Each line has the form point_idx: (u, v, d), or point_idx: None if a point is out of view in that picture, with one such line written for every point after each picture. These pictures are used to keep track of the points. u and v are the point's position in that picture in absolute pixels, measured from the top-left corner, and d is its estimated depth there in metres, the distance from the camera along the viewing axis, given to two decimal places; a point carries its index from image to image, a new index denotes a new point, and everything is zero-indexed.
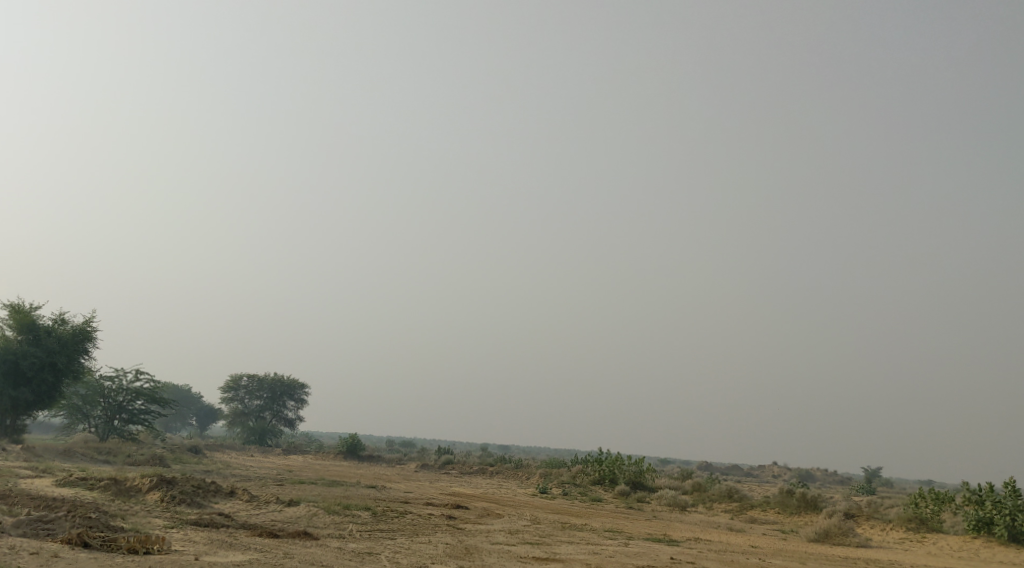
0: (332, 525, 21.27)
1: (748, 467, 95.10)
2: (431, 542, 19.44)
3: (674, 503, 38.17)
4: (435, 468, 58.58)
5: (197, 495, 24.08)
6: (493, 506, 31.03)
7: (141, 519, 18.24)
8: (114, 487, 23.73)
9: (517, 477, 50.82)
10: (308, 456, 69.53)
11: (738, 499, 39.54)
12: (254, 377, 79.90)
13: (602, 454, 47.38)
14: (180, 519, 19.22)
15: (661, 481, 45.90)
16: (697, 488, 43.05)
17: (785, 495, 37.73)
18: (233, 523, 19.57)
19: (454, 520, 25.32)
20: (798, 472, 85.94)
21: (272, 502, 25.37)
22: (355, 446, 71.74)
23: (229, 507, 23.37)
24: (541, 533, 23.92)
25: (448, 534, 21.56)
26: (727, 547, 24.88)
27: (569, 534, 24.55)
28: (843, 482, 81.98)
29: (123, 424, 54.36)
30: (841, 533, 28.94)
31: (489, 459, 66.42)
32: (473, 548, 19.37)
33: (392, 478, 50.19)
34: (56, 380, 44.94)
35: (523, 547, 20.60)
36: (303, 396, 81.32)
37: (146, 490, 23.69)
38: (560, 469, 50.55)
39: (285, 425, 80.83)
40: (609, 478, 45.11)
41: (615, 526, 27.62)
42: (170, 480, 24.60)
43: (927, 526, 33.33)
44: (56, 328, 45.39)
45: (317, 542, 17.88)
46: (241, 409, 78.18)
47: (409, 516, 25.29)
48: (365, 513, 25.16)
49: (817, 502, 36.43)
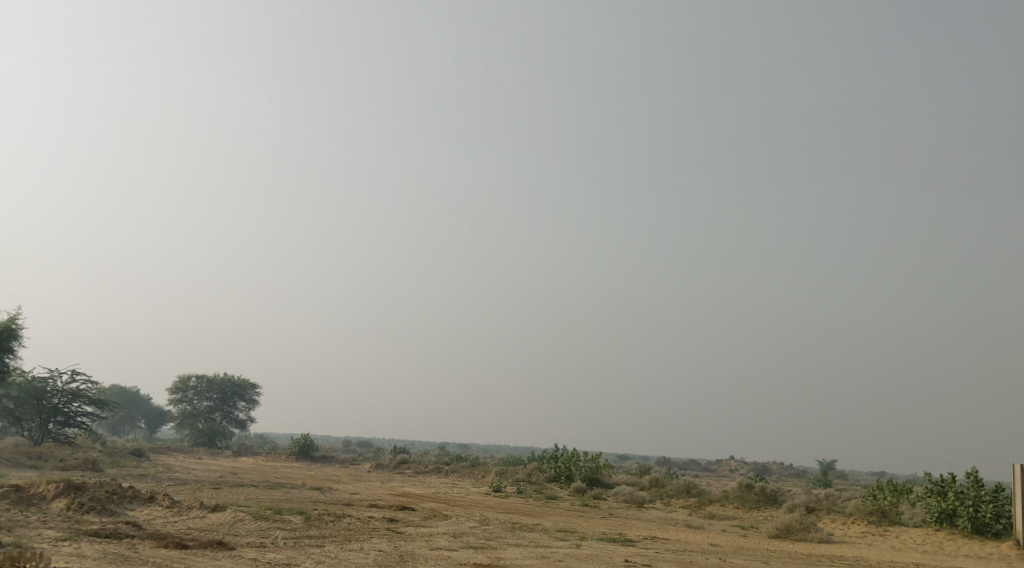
0: (255, 533, 19.30)
1: (706, 462, 94.52)
2: (362, 550, 17.53)
3: (631, 499, 36.83)
4: (389, 468, 56.59)
5: (110, 502, 22.06)
6: (440, 507, 29.24)
7: (29, 532, 16.26)
8: (15, 495, 21.51)
9: (473, 476, 49.08)
10: (258, 458, 67.07)
11: (697, 494, 38.25)
12: (203, 377, 77.14)
13: (558, 450, 45.84)
14: (78, 530, 17.24)
15: (618, 478, 44.51)
16: (654, 484, 41.73)
17: (743, 488, 36.49)
18: (140, 534, 17.56)
19: (395, 524, 23.46)
20: (756, 466, 85.25)
21: (196, 508, 23.34)
22: (307, 446, 69.39)
23: (146, 514, 21.41)
24: (487, 536, 22.12)
25: (384, 540, 19.64)
26: (686, 546, 23.22)
27: (518, 535, 22.86)
28: (800, 475, 81.63)
29: (59, 428, 51.47)
30: (802, 528, 27.53)
31: (446, 457, 64.71)
32: (409, 556, 17.45)
33: (342, 478, 48.02)
34: None
35: (464, 552, 18.73)
36: (254, 397, 78.73)
37: (52, 498, 21.59)
38: (516, 467, 48.90)
39: (235, 426, 78.18)
40: (565, 475, 43.63)
41: (568, 526, 26.02)
42: (79, 486, 22.41)
43: (888, 519, 32.17)
44: None
45: (231, 553, 15.89)
46: (190, 410, 75.33)
47: (346, 521, 23.33)
48: (298, 517, 23.16)
49: (776, 495, 35.22)
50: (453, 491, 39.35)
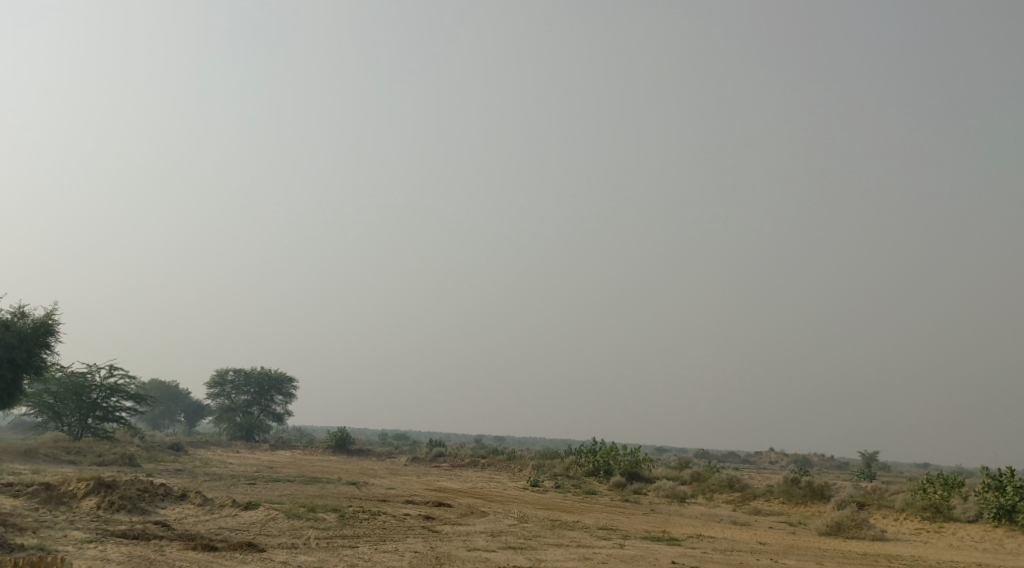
0: (287, 532, 18.66)
1: (745, 453, 93.04)
2: (398, 552, 16.74)
3: (673, 494, 35.89)
4: (426, 461, 56.00)
5: (141, 500, 21.59)
6: (477, 503, 28.49)
7: (56, 534, 15.72)
8: (44, 493, 21.07)
9: (510, 469, 48.36)
10: (295, 452, 66.86)
11: (740, 488, 37.22)
12: (241, 371, 77.24)
13: (596, 444, 44.93)
14: (106, 531, 16.67)
15: (659, 472, 43.50)
16: (696, 478, 40.71)
17: (789, 483, 35.44)
18: (169, 535, 16.96)
19: (430, 522, 22.74)
20: (796, 458, 83.76)
21: (227, 505, 22.80)
22: (343, 439, 69.07)
23: (177, 513, 20.90)
24: (526, 535, 21.24)
25: (419, 540, 18.86)
26: (733, 545, 22.17)
27: (558, 534, 21.97)
28: (843, 466, 80.11)
29: (97, 422, 51.49)
30: (855, 525, 26.38)
31: (482, 451, 63.96)
32: (445, 558, 16.57)
33: (379, 472, 47.49)
34: (15, 377, 42.05)
35: (503, 553, 17.87)
36: (291, 390, 78.67)
37: (82, 496, 21.16)
38: (553, 461, 48.06)
39: (272, 420, 78.18)
40: (604, 469, 42.70)
41: (609, 523, 25.13)
42: (110, 484, 21.93)
43: (942, 514, 30.89)
44: (15, 321, 42.62)
45: (260, 556, 15.17)
46: (227, 404, 75.45)
47: (381, 519, 22.63)
48: (331, 515, 22.49)
49: (825, 490, 34.02)
50: (490, 485, 38.59)
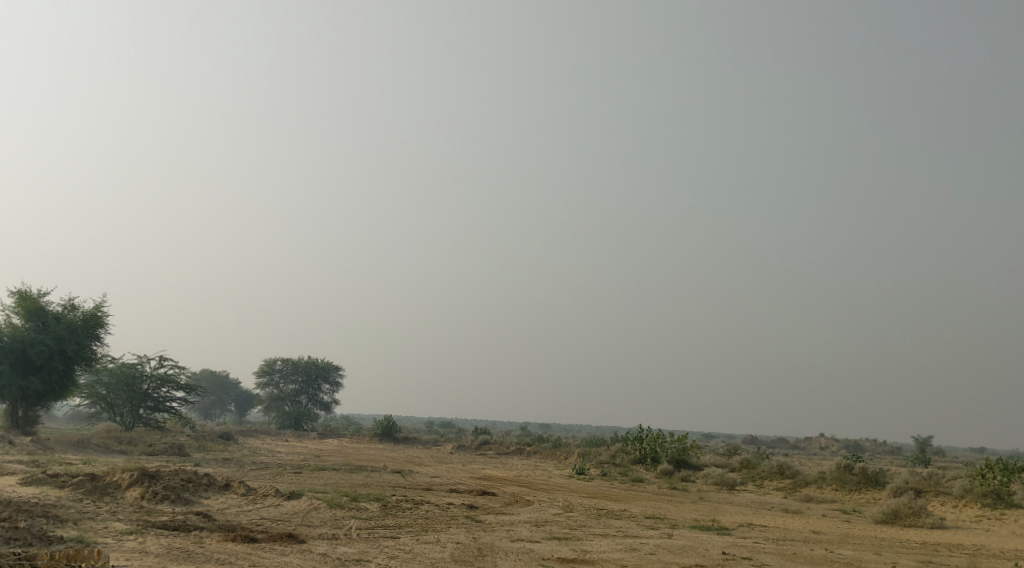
0: (329, 523, 18.37)
1: (795, 439, 91.66)
2: (440, 543, 16.29)
3: (721, 481, 35.21)
4: (471, 449, 55.82)
5: (184, 490, 21.52)
6: (522, 492, 28.11)
7: (96, 526, 15.55)
8: (89, 484, 21.11)
9: (555, 457, 47.92)
10: (342, 440, 67.17)
11: (791, 475, 36.37)
12: (289, 360, 77.85)
13: (642, 431, 44.27)
14: (147, 523, 16.49)
15: (707, 459, 42.78)
16: (745, 465, 39.89)
17: (843, 469, 34.51)
18: (210, 526, 16.74)
19: (474, 511, 22.36)
20: (847, 443, 82.28)
21: (271, 495, 22.65)
22: (390, 428, 69.22)
23: (220, 503, 20.78)
24: (571, 525, 20.75)
25: (462, 530, 18.44)
26: (786, 535, 21.40)
27: (604, 524, 21.43)
28: (895, 452, 78.47)
29: (149, 413, 52.11)
30: (912, 513, 25.47)
31: (527, 438, 63.62)
32: (488, 549, 16.09)
33: (424, 460, 47.38)
34: (67, 369, 42.52)
35: (548, 544, 17.34)
36: (338, 379, 79.01)
37: (126, 487, 21.15)
38: (599, 448, 47.56)
39: (320, 408, 78.66)
40: (651, 457, 42.03)
41: (657, 512, 24.54)
42: (154, 474, 21.91)
43: (1005, 501, 29.76)
44: (65, 314, 43.14)
45: (300, 548, 14.85)
46: (276, 393, 76.10)
47: (423, 508, 22.31)
48: (374, 505, 22.23)
49: (879, 476, 33.04)
50: (535, 473, 38.21)
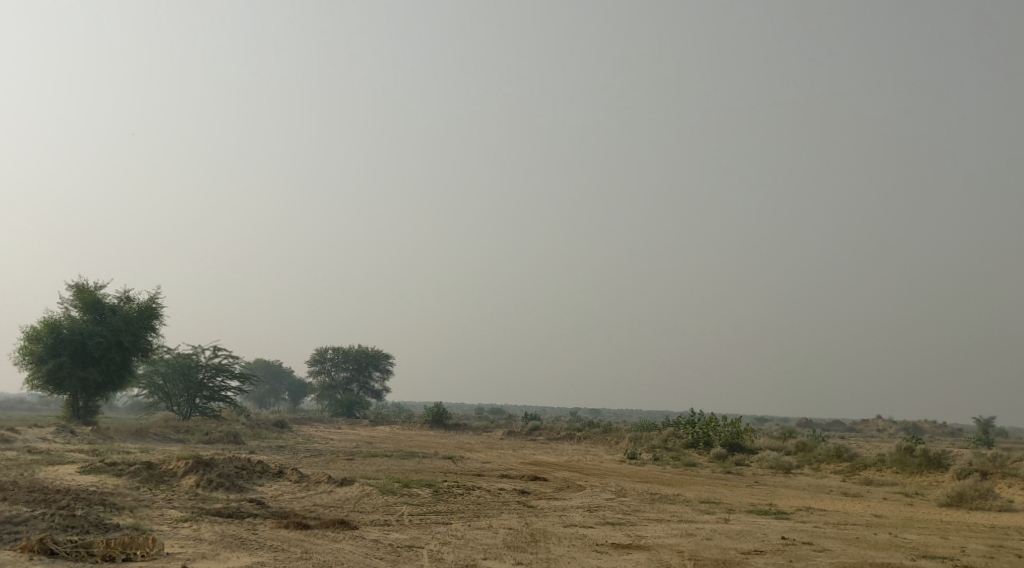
0: (381, 509, 18.32)
1: (852, 421, 90.18)
2: (492, 529, 16.12)
3: (777, 465, 34.63)
4: (522, 435, 55.76)
5: (238, 477, 21.69)
6: (574, 477, 27.91)
7: (151, 513, 15.67)
8: (146, 472, 21.37)
9: (606, 442, 47.63)
10: (394, 427, 67.58)
11: (848, 458, 35.64)
12: (340, 349, 78.58)
13: (695, 414, 43.76)
14: (201, 510, 16.58)
15: (762, 442, 42.14)
16: (801, 448, 39.20)
17: (903, 452, 33.70)
18: (263, 513, 16.78)
19: (526, 497, 22.17)
20: (905, 425, 80.72)
21: (323, 482, 22.73)
22: (441, 414, 69.47)
23: (273, 490, 20.91)
24: (625, 511, 20.45)
25: (514, 516, 18.26)
26: (847, 519, 20.85)
27: (658, 509, 21.10)
28: (956, 433, 76.75)
29: (205, 402, 52.88)
30: (978, 495, 24.71)
31: (578, 423, 63.34)
32: (541, 535, 15.87)
33: (476, 446, 47.39)
34: (124, 360, 43.25)
35: (601, 530, 17.08)
36: (388, 367, 79.52)
37: (181, 475, 21.37)
38: (651, 433, 47.14)
39: (372, 396, 79.27)
40: (704, 441, 41.53)
41: (712, 497, 24.12)
42: (208, 462, 22.12)
43: None
44: (121, 306, 43.91)
45: (352, 534, 14.79)
46: (328, 381, 76.88)
47: (475, 494, 22.19)
48: (426, 491, 22.18)
49: (942, 458, 32.18)
50: (587, 458, 37.98)
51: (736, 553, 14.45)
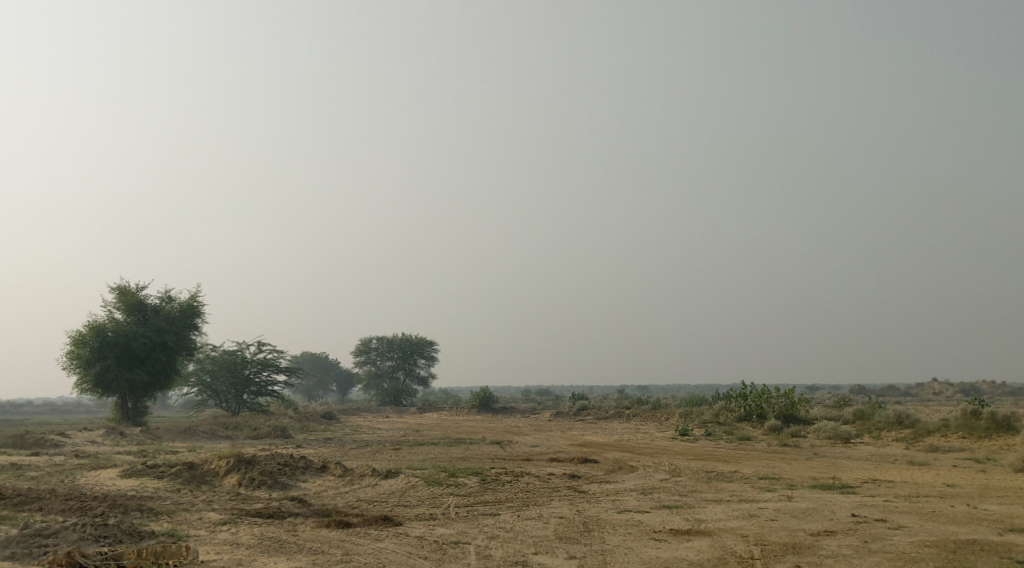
0: (426, 502, 17.64)
1: (906, 386, 88.19)
2: (542, 519, 15.34)
3: (836, 436, 33.41)
4: (571, 415, 54.93)
5: (281, 475, 21.17)
6: (626, 457, 27.04)
7: (189, 517, 15.14)
8: (188, 473, 20.95)
9: (656, 419, 46.64)
10: (441, 414, 67.18)
11: (911, 424, 34.28)
12: (384, 338, 78.44)
13: (746, 387, 42.55)
14: (241, 512, 16.04)
15: (817, 412, 40.89)
16: (860, 416, 37.89)
17: (969, 416, 32.33)
18: (304, 512, 16.18)
19: (577, 481, 21.38)
20: (963, 386, 78.63)
21: (368, 475, 22.14)
22: (487, 398, 68.97)
23: (317, 486, 20.36)
24: (681, 492, 19.54)
25: (566, 504, 17.48)
26: (919, 491, 19.73)
27: (716, 488, 20.17)
28: (1014, 393, 74.60)
29: (253, 397, 52.77)
30: None
31: (627, 401, 62.36)
32: (594, 523, 15.05)
33: (523, 429, 46.64)
34: (169, 359, 43.19)
35: (658, 514, 16.22)
36: (433, 353, 79.13)
37: (224, 474, 20.91)
38: (702, 407, 46.05)
39: (419, 384, 78.98)
40: (757, 413, 40.33)
41: (772, 472, 23.09)
42: (251, 460, 21.64)
43: None
44: (163, 306, 43.86)
45: (396, 531, 14.12)
46: (374, 371, 76.78)
47: (524, 481, 21.46)
48: (473, 480, 21.49)
49: (1010, 421, 30.76)
50: (637, 437, 37.05)
51: (805, 535, 13.49)
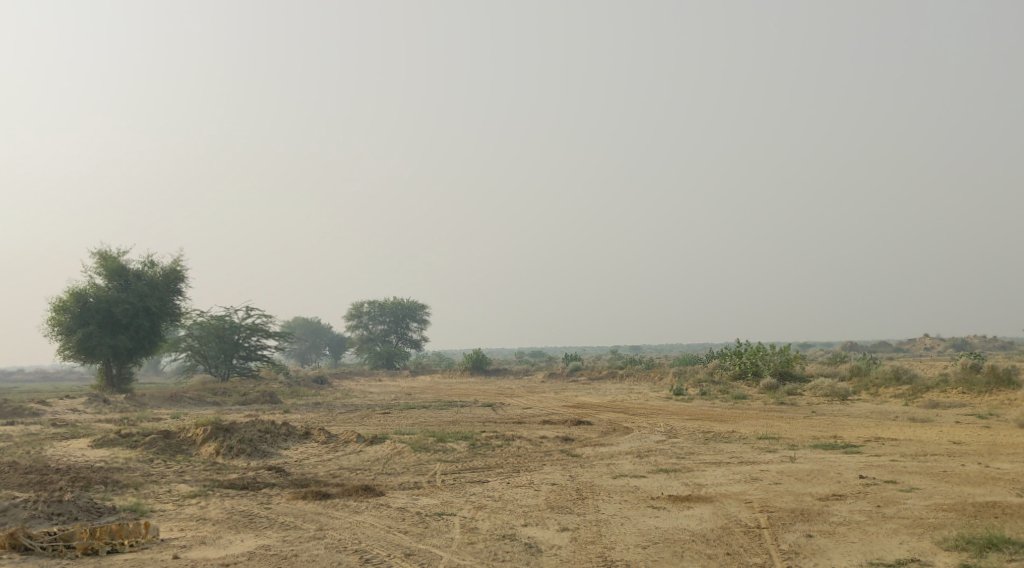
0: (411, 470, 16.73)
1: (897, 341, 87.79)
2: (533, 487, 14.43)
3: (833, 393, 32.68)
4: (564, 376, 54.23)
5: (261, 442, 20.22)
6: (619, 419, 26.20)
7: (157, 490, 14.22)
8: (162, 442, 19.99)
9: (650, 379, 45.92)
10: (433, 376, 66.41)
11: (909, 380, 33.56)
12: (376, 302, 77.50)
13: (742, 345, 41.77)
14: (214, 483, 15.11)
15: (812, 370, 40.17)
16: (856, 372, 37.18)
17: (968, 371, 31.62)
18: (281, 483, 15.26)
19: (569, 445, 20.49)
20: (954, 341, 78.38)
21: (352, 441, 21.20)
22: (479, 360, 68.21)
23: (299, 454, 19.43)
24: (678, 455, 18.69)
25: (557, 469, 16.58)
26: (925, 449, 18.93)
27: (714, 450, 19.32)
28: (1006, 347, 74.17)
29: (242, 362, 51.87)
30: None
31: (620, 361, 61.65)
32: (588, 490, 14.16)
33: (515, 391, 45.95)
34: (154, 325, 42.11)
35: (656, 479, 15.34)
36: (425, 317, 78.29)
37: (200, 442, 19.97)
38: (695, 367, 45.33)
39: (411, 347, 78.20)
40: (752, 372, 39.60)
41: (771, 432, 22.26)
42: (229, 427, 20.67)
43: None
44: (146, 271, 42.72)
45: (376, 503, 13.19)
46: (366, 334, 75.92)
47: (514, 445, 20.56)
48: (462, 445, 20.59)
49: (1011, 375, 30.01)
50: (631, 398, 36.20)
51: (814, 500, 12.61)
